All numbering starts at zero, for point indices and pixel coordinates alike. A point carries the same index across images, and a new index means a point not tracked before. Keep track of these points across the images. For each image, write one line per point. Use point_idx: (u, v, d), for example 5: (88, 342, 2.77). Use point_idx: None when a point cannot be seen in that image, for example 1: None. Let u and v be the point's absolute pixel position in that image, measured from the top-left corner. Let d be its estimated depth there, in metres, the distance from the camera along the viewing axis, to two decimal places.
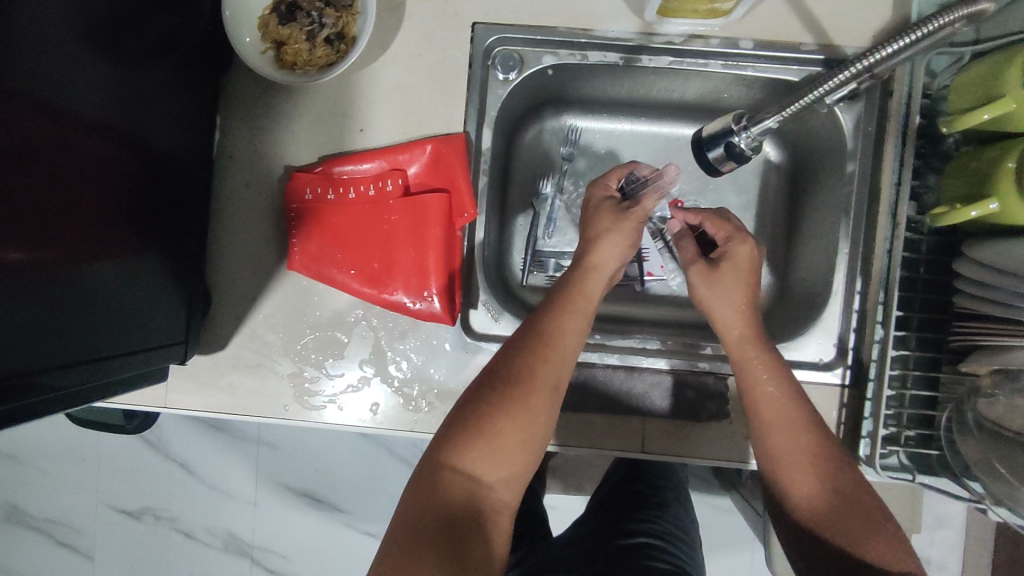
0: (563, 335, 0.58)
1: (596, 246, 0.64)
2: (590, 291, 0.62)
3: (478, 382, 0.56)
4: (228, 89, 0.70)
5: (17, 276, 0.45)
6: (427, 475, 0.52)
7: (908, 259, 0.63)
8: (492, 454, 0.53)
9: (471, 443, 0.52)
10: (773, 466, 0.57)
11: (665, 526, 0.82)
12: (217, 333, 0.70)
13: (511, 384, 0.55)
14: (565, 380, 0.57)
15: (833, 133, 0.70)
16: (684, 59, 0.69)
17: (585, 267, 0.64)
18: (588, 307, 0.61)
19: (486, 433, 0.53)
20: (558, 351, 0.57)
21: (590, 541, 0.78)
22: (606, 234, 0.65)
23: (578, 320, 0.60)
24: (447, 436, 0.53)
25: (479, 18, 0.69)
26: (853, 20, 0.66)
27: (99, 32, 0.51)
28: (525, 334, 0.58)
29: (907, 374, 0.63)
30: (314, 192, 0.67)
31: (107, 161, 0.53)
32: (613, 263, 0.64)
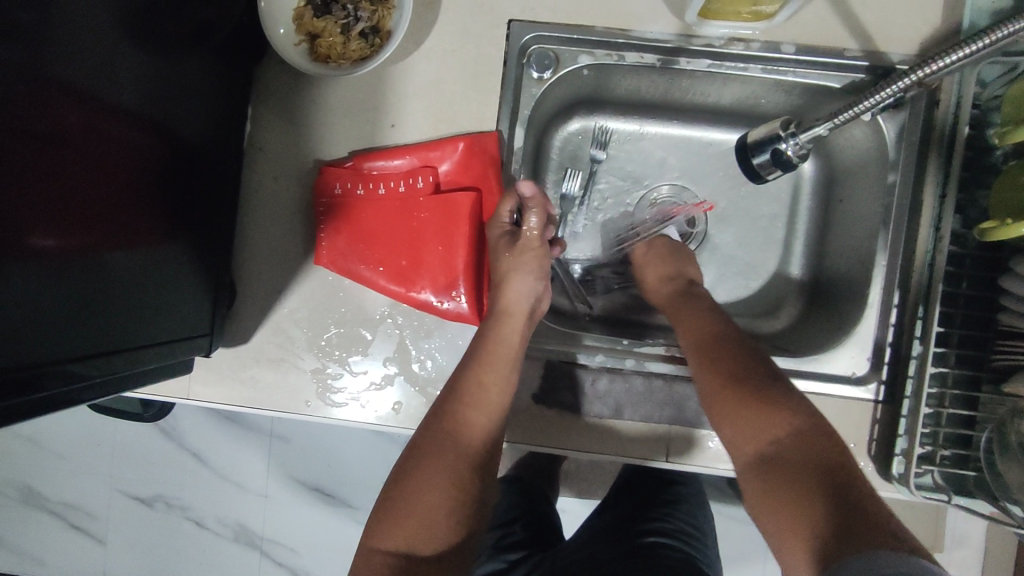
0: (482, 390, 0.61)
1: (503, 292, 0.67)
2: (509, 334, 0.65)
3: (406, 454, 0.61)
4: (259, 81, 0.70)
5: (49, 264, 0.45)
6: (368, 552, 0.57)
7: (951, 274, 0.61)
8: (420, 523, 0.57)
9: (397, 516, 0.57)
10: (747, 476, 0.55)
11: (677, 524, 0.81)
12: (242, 326, 0.69)
13: (432, 452, 0.60)
14: (493, 435, 0.62)
15: (873, 143, 0.68)
16: (724, 62, 0.67)
17: (499, 313, 0.66)
18: (509, 357, 0.64)
19: (410, 508, 0.57)
20: (478, 410, 0.62)
21: (602, 544, 0.77)
22: (510, 276, 0.67)
23: (499, 370, 0.63)
24: (384, 512, 0.58)
25: (516, 16, 0.68)
26: (900, 27, 0.64)
27: (137, 20, 0.51)
28: (444, 397, 0.62)
29: (945, 393, 0.61)
30: (344, 187, 0.67)
31: (138, 151, 0.53)
32: (522, 303, 0.67)
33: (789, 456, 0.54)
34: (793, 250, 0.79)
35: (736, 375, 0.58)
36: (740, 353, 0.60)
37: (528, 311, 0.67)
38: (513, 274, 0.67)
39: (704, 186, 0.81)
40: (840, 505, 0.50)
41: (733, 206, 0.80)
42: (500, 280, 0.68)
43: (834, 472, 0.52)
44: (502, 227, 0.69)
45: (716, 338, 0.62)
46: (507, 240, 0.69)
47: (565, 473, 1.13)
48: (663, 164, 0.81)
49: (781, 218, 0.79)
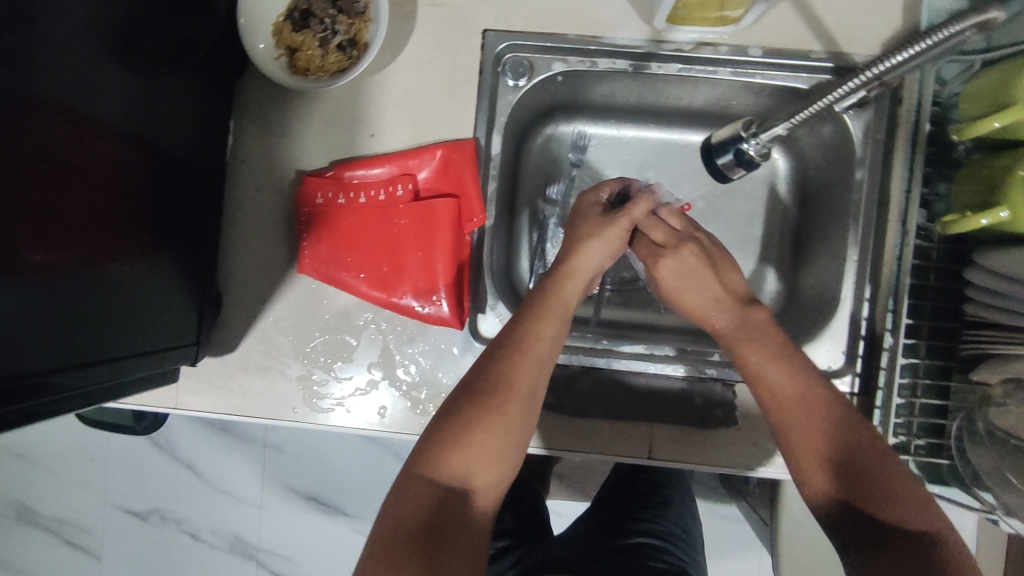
0: (538, 343, 0.59)
1: (580, 255, 0.64)
2: (568, 291, 0.63)
3: (459, 390, 0.57)
4: (241, 95, 0.71)
5: (38, 277, 0.46)
6: (407, 481, 0.53)
7: (918, 266, 0.63)
8: (468, 461, 0.54)
9: (447, 450, 0.54)
10: (799, 469, 0.55)
11: (665, 526, 0.82)
12: (229, 335, 0.70)
13: (487, 393, 0.56)
14: (540, 389, 0.58)
15: (841, 141, 0.69)
16: (694, 66, 0.69)
17: (562, 272, 0.64)
18: (564, 313, 0.62)
19: (458, 446, 0.54)
20: (532, 361, 0.58)
21: (590, 543, 0.78)
22: (590, 241, 0.65)
23: (552, 325, 0.61)
24: (428, 445, 0.54)
25: (490, 25, 0.69)
26: (862, 28, 0.66)
27: (120, 40, 0.53)
28: (499, 342, 0.60)
29: (917, 383, 0.62)
30: (325, 196, 0.68)
31: (125, 165, 0.54)
32: (590, 271, 0.65)
33: (844, 469, 0.53)
34: (771, 247, 0.80)
35: (805, 388, 0.56)
36: (819, 384, 0.57)
37: (591, 280, 0.66)
38: (589, 242, 0.65)
39: (681, 187, 0.82)
40: (895, 520, 0.51)
41: (711, 205, 0.81)
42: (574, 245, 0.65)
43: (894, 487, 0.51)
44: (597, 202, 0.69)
45: (779, 342, 0.59)
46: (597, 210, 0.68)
47: (558, 475, 1.14)
48: (641, 166, 0.82)
49: (758, 216, 0.81)
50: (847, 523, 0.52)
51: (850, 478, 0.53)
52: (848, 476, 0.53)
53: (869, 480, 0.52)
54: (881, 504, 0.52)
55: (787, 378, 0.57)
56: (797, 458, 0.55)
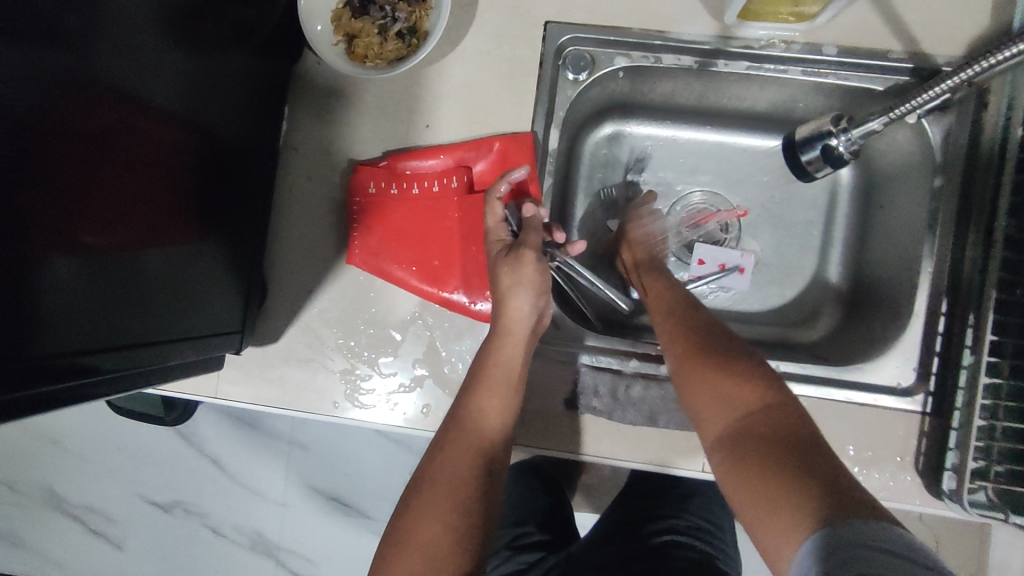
0: (506, 358, 0.61)
1: (501, 310, 0.62)
2: (506, 359, 0.61)
3: (408, 489, 0.58)
4: (297, 82, 0.70)
5: (84, 258, 0.45)
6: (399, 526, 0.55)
7: (1004, 279, 0.58)
8: (446, 493, 0.56)
9: (398, 555, 0.53)
10: (709, 425, 0.55)
11: (694, 523, 0.78)
12: (272, 325, 0.69)
13: (429, 483, 0.56)
14: (494, 463, 0.58)
15: (917, 148, 0.66)
16: (763, 64, 0.67)
17: (500, 330, 0.62)
18: (511, 383, 0.60)
19: (408, 545, 0.54)
20: (479, 438, 0.58)
21: (615, 542, 0.76)
22: (508, 294, 0.62)
23: (501, 395, 0.60)
24: (383, 553, 0.54)
25: (552, 17, 0.68)
26: (946, 28, 0.63)
27: (182, 21, 0.52)
28: (447, 425, 0.60)
29: (998, 405, 0.58)
30: (378, 186, 0.66)
31: (175, 147, 0.53)
32: (523, 322, 0.62)
33: (729, 410, 0.54)
34: (829, 258, 0.77)
35: (683, 342, 0.60)
36: (730, 393, 0.55)
37: (530, 329, 0.63)
38: (513, 292, 0.62)
39: (738, 192, 0.79)
40: (776, 446, 0.49)
41: (768, 211, 0.78)
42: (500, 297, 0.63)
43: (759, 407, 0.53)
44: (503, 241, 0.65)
45: (673, 309, 0.64)
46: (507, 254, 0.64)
47: (588, 487, 1.11)
48: (696, 169, 0.80)
49: (816, 225, 0.78)
50: (737, 467, 0.50)
51: (730, 413, 0.54)
52: (732, 416, 0.54)
53: (743, 415, 0.53)
54: (757, 439, 0.51)
55: (675, 330, 0.61)
56: (702, 410, 0.56)
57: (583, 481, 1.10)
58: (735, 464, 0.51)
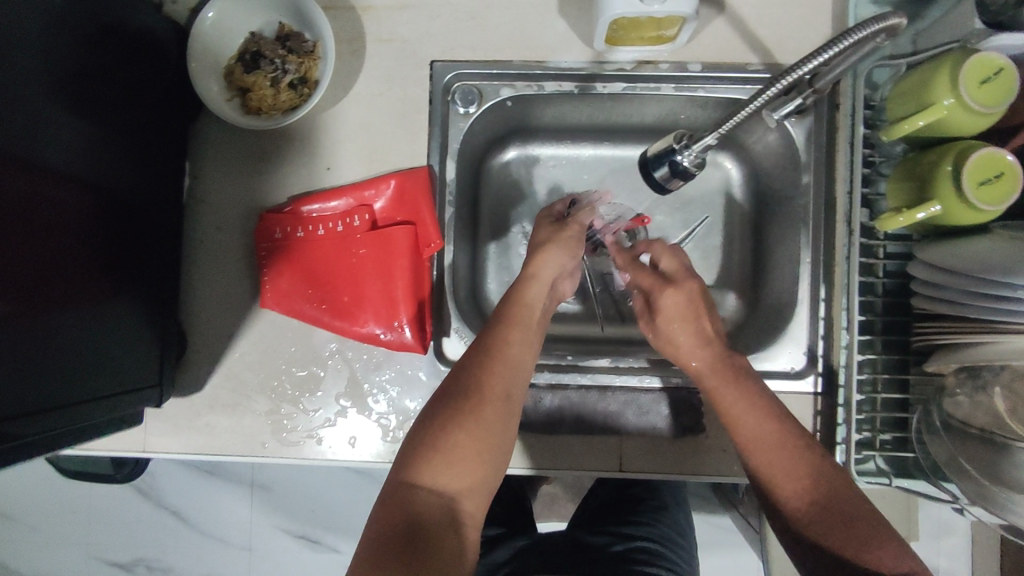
0: (529, 304, 0.64)
1: (534, 259, 0.66)
2: (531, 302, 0.64)
3: (434, 400, 0.58)
4: (198, 137, 0.72)
5: None
6: (421, 448, 0.54)
7: (866, 264, 0.64)
8: (481, 425, 0.56)
9: (432, 455, 0.54)
10: (767, 485, 0.55)
11: (665, 550, 0.75)
12: (195, 374, 0.71)
13: (462, 396, 0.57)
14: (517, 389, 0.59)
15: (787, 147, 0.71)
16: (637, 84, 0.71)
17: (525, 277, 0.66)
18: (532, 319, 0.63)
19: (443, 446, 0.54)
20: (505, 367, 0.59)
21: (579, 542, 0.75)
22: (543, 246, 0.67)
23: (523, 331, 0.62)
24: (410, 451, 0.55)
25: (437, 56, 0.72)
26: (794, 39, 0.69)
27: (69, 90, 0.54)
28: (473, 349, 0.61)
29: (877, 378, 0.64)
30: (284, 231, 0.69)
31: (78, 211, 0.55)
32: (552, 272, 0.66)
33: (777, 479, 0.55)
34: (733, 256, 0.80)
35: (751, 416, 0.57)
36: (775, 410, 0.57)
37: (554, 282, 0.66)
38: (546, 247, 0.66)
39: (642, 200, 0.82)
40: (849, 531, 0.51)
41: (671, 215, 0.82)
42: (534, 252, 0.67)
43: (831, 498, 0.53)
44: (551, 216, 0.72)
45: (739, 376, 0.59)
46: (550, 221, 0.70)
47: (549, 497, 1.12)
48: (599, 182, 0.83)
49: (717, 225, 0.81)
50: (814, 489, 0.53)
51: (788, 488, 0.54)
52: (784, 485, 0.54)
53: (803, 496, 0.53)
54: (823, 519, 0.52)
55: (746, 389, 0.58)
56: (763, 462, 0.55)
57: (543, 490, 1.12)
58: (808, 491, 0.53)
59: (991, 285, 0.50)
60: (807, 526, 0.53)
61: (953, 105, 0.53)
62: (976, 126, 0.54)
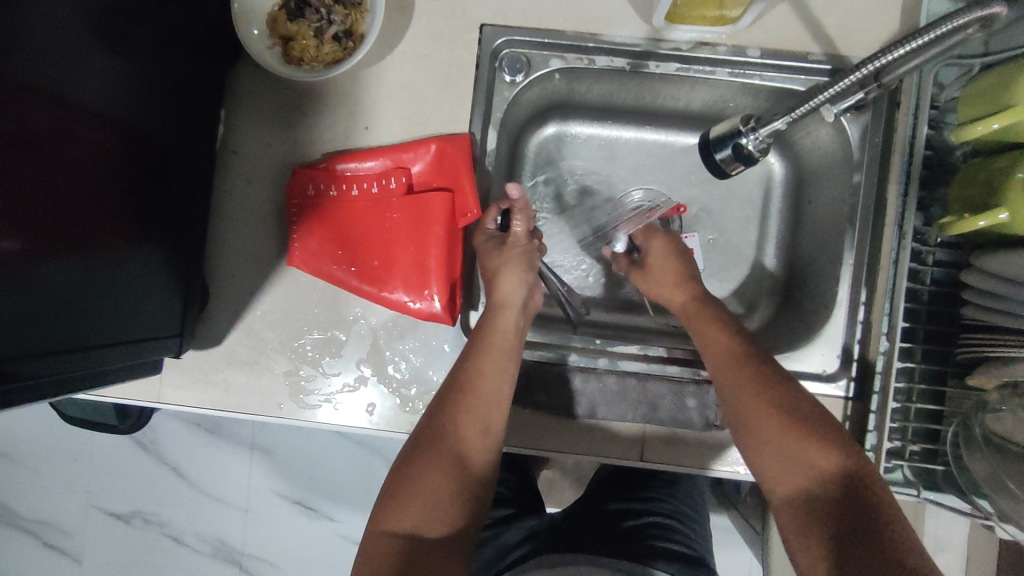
0: (499, 328, 0.63)
1: (497, 284, 0.65)
2: (503, 329, 0.63)
3: (407, 444, 0.59)
4: (233, 84, 0.70)
5: (18, 275, 0.45)
6: (400, 487, 0.56)
7: (914, 270, 0.62)
8: (455, 457, 0.57)
9: (404, 502, 0.55)
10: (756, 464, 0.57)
11: (680, 526, 0.73)
12: (215, 329, 0.69)
13: (435, 437, 0.57)
14: (494, 421, 0.59)
15: (839, 143, 0.69)
16: (691, 66, 0.69)
17: (494, 306, 0.64)
18: (507, 345, 0.62)
19: (418, 490, 0.55)
20: (481, 398, 0.59)
21: (591, 520, 0.73)
22: (500, 273, 0.65)
23: (496, 361, 0.61)
24: (388, 501, 0.56)
25: (487, 20, 0.69)
26: (859, 31, 0.66)
27: (110, 26, 0.51)
28: (444, 388, 0.60)
29: (913, 388, 0.61)
30: (317, 188, 0.68)
31: (109, 152, 0.52)
32: (517, 294, 0.65)
33: (802, 484, 0.54)
34: (767, 253, 0.79)
35: (774, 404, 0.57)
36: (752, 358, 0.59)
37: (524, 300, 0.66)
38: (504, 269, 0.65)
39: (678, 188, 0.80)
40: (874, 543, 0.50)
41: (706, 207, 0.80)
42: (492, 277, 0.66)
43: (857, 494, 0.53)
44: (489, 233, 0.69)
45: (770, 386, 0.58)
46: (495, 242, 0.68)
47: (550, 482, 1.11)
48: (637, 165, 0.81)
49: (753, 221, 0.79)
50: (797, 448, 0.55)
51: (816, 494, 0.54)
52: (808, 493, 0.54)
53: (830, 508, 0.53)
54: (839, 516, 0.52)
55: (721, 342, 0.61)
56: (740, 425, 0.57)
57: (544, 475, 1.11)
58: (798, 457, 0.55)
59: None
60: (824, 522, 0.52)
61: None
62: None
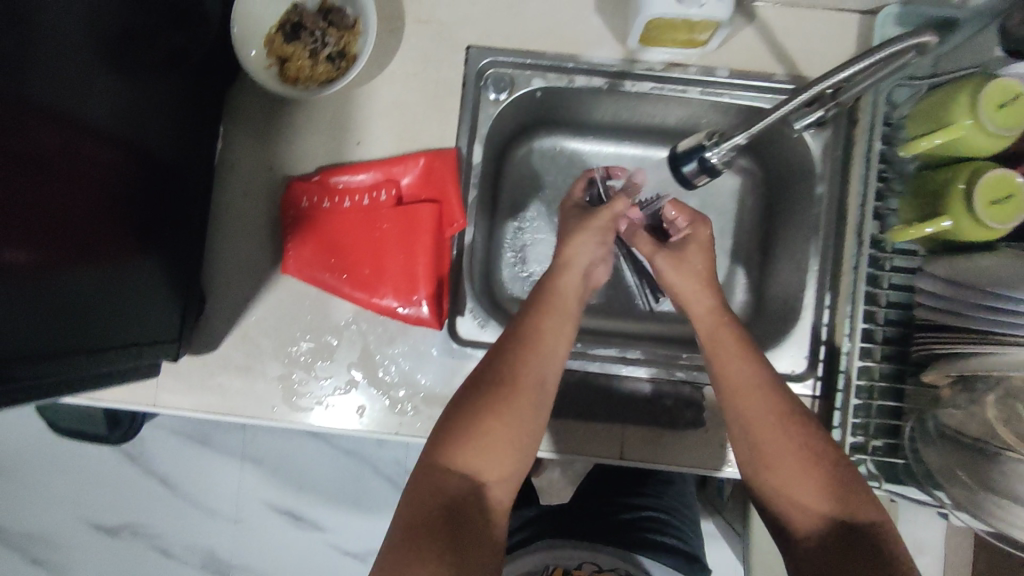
0: (561, 288, 0.65)
1: (567, 246, 0.68)
2: (566, 291, 0.65)
3: (466, 384, 0.59)
4: (231, 102, 0.74)
5: (30, 281, 0.47)
6: (453, 429, 0.56)
7: (872, 274, 0.67)
8: (512, 408, 0.57)
9: (463, 439, 0.56)
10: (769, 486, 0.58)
11: (668, 519, 0.78)
12: (210, 334, 0.72)
13: (495, 383, 0.58)
14: (550, 376, 0.60)
15: (803, 157, 0.74)
16: (665, 85, 0.73)
17: (558, 265, 0.68)
18: (568, 306, 0.64)
19: (475, 433, 0.56)
20: (540, 353, 0.60)
21: (587, 508, 0.79)
22: (576, 234, 0.69)
23: (557, 321, 0.63)
24: (443, 436, 0.56)
25: (473, 42, 0.73)
26: (819, 54, 0.71)
27: (116, 48, 0.55)
28: (507, 338, 0.61)
29: (873, 386, 0.66)
30: (310, 200, 0.71)
31: (113, 166, 0.55)
32: (585, 258, 0.68)
33: (812, 518, 0.55)
34: (741, 262, 0.83)
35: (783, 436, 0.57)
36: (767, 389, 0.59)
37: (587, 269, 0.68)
38: (579, 234, 0.69)
39: None
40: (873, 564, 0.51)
41: None
42: (566, 239, 0.69)
43: (859, 533, 0.53)
44: (574, 203, 0.74)
45: (780, 420, 0.58)
46: (577, 210, 0.72)
47: (537, 489, 1.14)
48: None
49: (727, 231, 0.83)
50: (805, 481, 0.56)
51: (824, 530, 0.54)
52: (818, 526, 0.54)
53: (831, 550, 0.53)
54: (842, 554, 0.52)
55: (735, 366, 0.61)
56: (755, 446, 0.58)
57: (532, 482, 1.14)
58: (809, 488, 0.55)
59: (996, 298, 0.54)
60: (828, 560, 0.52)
61: (971, 126, 0.55)
62: (992, 147, 0.56)
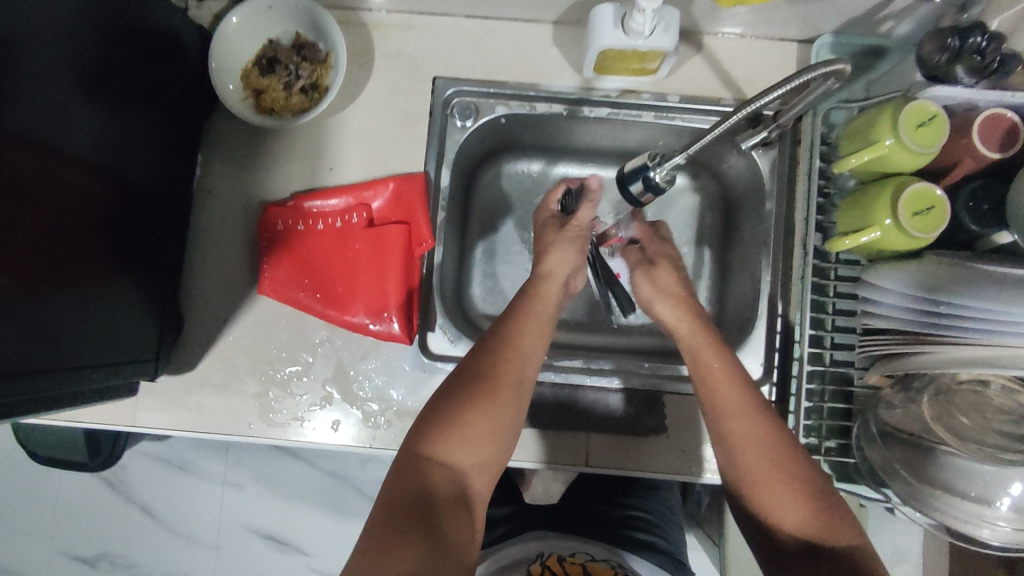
0: (542, 294, 0.69)
1: (546, 258, 0.72)
2: (549, 298, 0.69)
3: (450, 378, 0.61)
4: (208, 132, 0.77)
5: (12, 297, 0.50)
6: (436, 421, 0.58)
7: (818, 284, 0.71)
8: (494, 403, 0.59)
9: (445, 431, 0.57)
10: (739, 477, 0.59)
11: (646, 520, 0.80)
12: (188, 354, 0.74)
13: (477, 378, 0.60)
14: (530, 374, 0.62)
15: (752, 176, 0.78)
16: (620, 110, 0.78)
17: (541, 274, 0.71)
18: (548, 310, 0.67)
19: (457, 425, 0.57)
20: (521, 351, 0.62)
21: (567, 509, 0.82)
22: (555, 246, 0.73)
23: (539, 322, 0.66)
24: (427, 425, 0.58)
25: (439, 73, 0.78)
26: (762, 80, 0.76)
27: (99, 82, 0.58)
28: (491, 337, 0.63)
29: (825, 389, 0.69)
30: (285, 223, 0.74)
31: (93, 193, 0.58)
32: (566, 268, 0.72)
33: (778, 508, 0.56)
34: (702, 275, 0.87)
35: (756, 430, 0.59)
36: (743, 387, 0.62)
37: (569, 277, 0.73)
38: (557, 245, 0.73)
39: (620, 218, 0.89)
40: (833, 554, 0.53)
41: None
42: (544, 250, 0.73)
43: (825, 525, 0.54)
44: (551, 214, 0.78)
45: (751, 413, 0.60)
46: (554, 222, 0.76)
47: None
48: None
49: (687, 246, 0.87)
50: (777, 472, 0.57)
51: (792, 520, 0.55)
52: (783, 515, 0.56)
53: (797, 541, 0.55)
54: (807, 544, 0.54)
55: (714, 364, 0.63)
56: (726, 437, 0.60)
57: None
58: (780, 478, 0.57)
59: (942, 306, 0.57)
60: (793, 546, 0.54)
61: (891, 145, 0.60)
62: (914, 164, 0.61)
